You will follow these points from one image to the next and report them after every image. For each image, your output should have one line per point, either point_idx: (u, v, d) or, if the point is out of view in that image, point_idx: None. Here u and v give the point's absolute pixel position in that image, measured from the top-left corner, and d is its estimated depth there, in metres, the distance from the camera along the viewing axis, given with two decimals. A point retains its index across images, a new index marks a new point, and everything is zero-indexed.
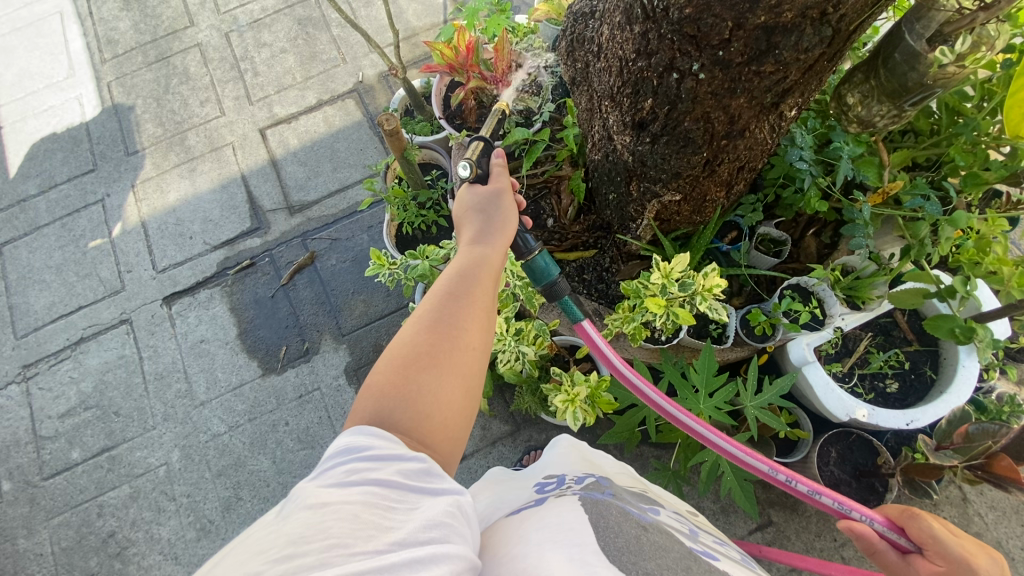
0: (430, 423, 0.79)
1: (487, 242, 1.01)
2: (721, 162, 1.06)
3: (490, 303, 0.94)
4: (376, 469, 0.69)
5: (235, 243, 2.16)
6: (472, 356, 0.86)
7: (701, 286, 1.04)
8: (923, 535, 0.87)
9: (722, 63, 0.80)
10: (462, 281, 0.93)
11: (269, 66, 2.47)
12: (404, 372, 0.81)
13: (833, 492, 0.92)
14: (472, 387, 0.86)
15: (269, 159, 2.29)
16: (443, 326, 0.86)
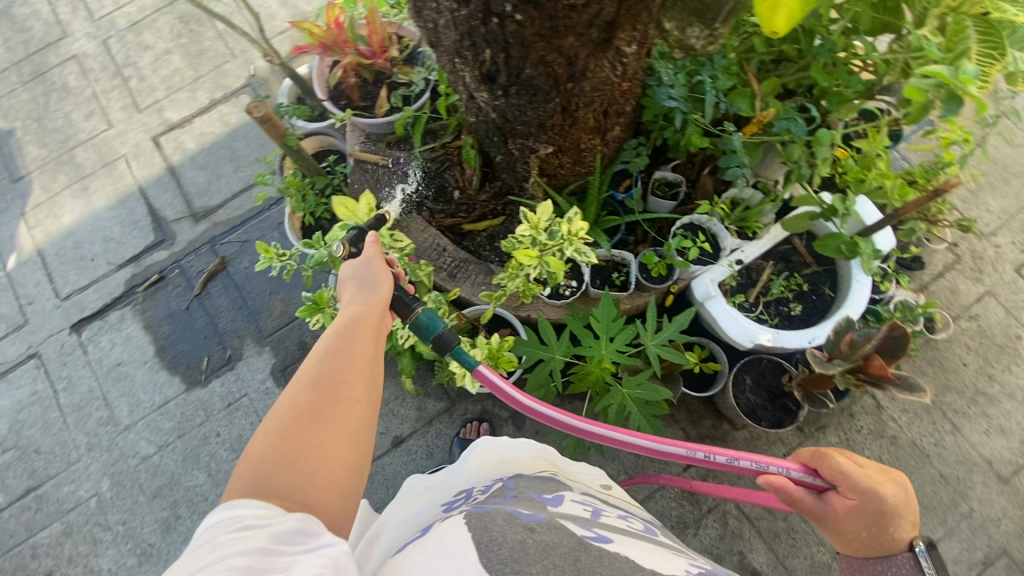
0: (313, 482, 0.73)
1: (368, 290, 0.93)
2: (579, 107, 1.06)
3: (376, 352, 0.88)
4: (244, 543, 0.64)
5: (141, 259, 2.06)
6: (359, 409, 0.80)
7: (567, 232, 1.05)
8: (833, 473, 0.82)
9: (531, 1, 0.79)
10: (340, 335, 0.86)
11: (156, 70, 2.32)
12: (283, 434, 0.75)
13: (747, 453, 0.84)
14: (363, 439, 0.80)
15: (166, 168, 2.17)
16: (325, 381, 0.80)
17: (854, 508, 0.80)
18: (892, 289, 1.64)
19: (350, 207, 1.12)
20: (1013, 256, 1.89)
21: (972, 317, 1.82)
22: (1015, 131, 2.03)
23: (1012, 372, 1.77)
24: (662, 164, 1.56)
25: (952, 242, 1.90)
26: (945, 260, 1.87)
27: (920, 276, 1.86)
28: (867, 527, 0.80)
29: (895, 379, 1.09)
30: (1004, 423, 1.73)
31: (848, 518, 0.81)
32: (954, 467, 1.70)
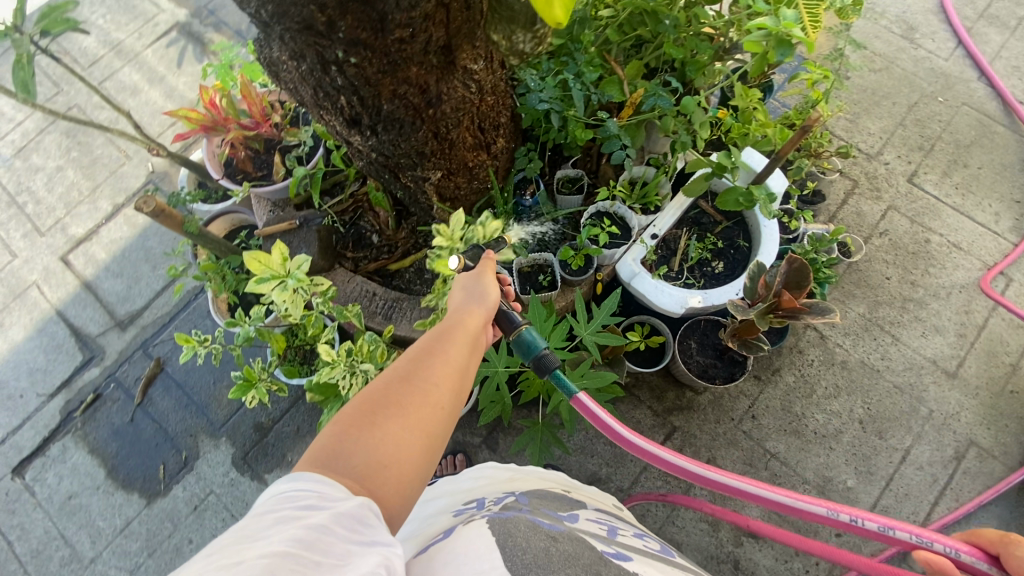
0: (385, 473, 0.70)
1: (477, 297, 0.94)
2: (449, 129, 1.10)
3: (471, 362, 0.86)
4: (305, 518, 0.60)
5: (73, 382, 1.94)
6: (441, 417, 0.78)
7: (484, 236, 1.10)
8: (1023, 570, 0.66)
9: (356, 44, 0.80)
10: (442, 334, 0.86)
11: (50, 189, 2.21)
12: (368, 414, 0.74)
13: (908, 524, 0.71)
14: (435, 448, 0.77)
15: (80, 284, 2.05)
16: (415, 375, 0.79)
17: None
18: (802, 224, 1.74)
19: (261, 259, 1.03)
20: (903, 169, 2.03)
21: (882, 233, 1.94)
22: (876, 57, 2.19)
23: (931, 273, 1.89)
24: (562, 163, 1.61)
25: (846, 169, 2.03)
26: (844, 187, 2.00)
27: (826, 207, 1.97)
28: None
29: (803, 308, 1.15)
30: (937, 322, 1.83)
31: None
32: (905, 375, 1.78)
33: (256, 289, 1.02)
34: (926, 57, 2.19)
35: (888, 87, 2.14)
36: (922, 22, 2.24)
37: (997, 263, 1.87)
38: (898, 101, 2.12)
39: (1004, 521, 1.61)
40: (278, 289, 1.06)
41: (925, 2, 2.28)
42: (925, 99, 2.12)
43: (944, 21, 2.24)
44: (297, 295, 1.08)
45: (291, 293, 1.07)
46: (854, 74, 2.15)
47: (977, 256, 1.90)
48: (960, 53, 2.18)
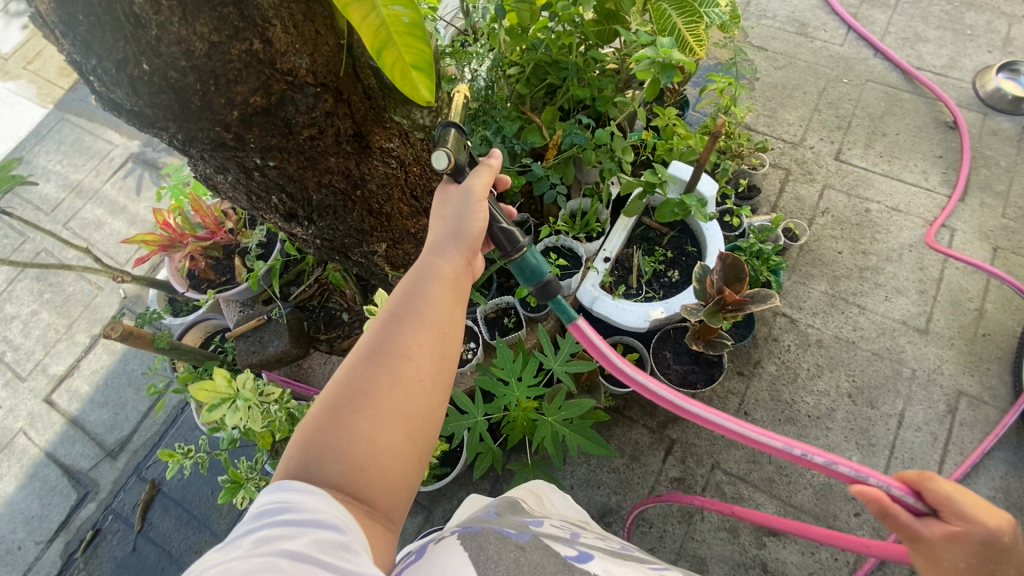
0: (365, 469, 0.70)
1: (446, 249, 0.88)
2: (382, 204, 1.17)
3: (447, 324, 0.83)
4: (287, 540, 0.61)
5: (70, 522, 1.91)
6: (420, 393, 0.77)
7: None
8: (938, 496, 0.82)
9: (271, 150, 0.88)
10: (415, 304, 0.82)
11: (28, 334, 2.25)
12: (337, 409, 0.73)
13: (849, 460, 0.84)
14: (422, 427, 0.76)
15: (67, 421, 2.06)
16: (382, 356, 0.77)
17: (960, 533, 0.78)
18: (744, 219, 1.82)
19: (206, 388, 1.10)
20: (828, 149, 2.14)
21: (824, 212, 2.02)
22: (778, 56, 2.36)
23: (879, 239, 1.95)
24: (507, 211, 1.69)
25: (776, 160, 2.13)
26: (778, 177, 2.10)
27: (766, 198, 2.06)
28: (965, 557, 0.78)
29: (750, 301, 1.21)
30: (897, 284, 1.88)
31: (947, 543, 0.79)
32: (881, 341, 1.80)
33: (210, 418, 1.08)
34: (822, 46, 2.36)
35: (796, 80, 2.30)
36: (811, 18, 2.43)
37: (937, 217, 1.95)
38: (808, 90, 2.27)
39: (1011, 464, 1.61)
40: (230, 412, 1.12)
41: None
42: (832, 83, 2.27)
43: (830, 12, 2.43)
44: (251, 411, 1.14)
45: (244, 411, 1.13)
46: (762, 75, 2.30)
47: (917, 215, 1.98)
48: (852, 37, 2.36)
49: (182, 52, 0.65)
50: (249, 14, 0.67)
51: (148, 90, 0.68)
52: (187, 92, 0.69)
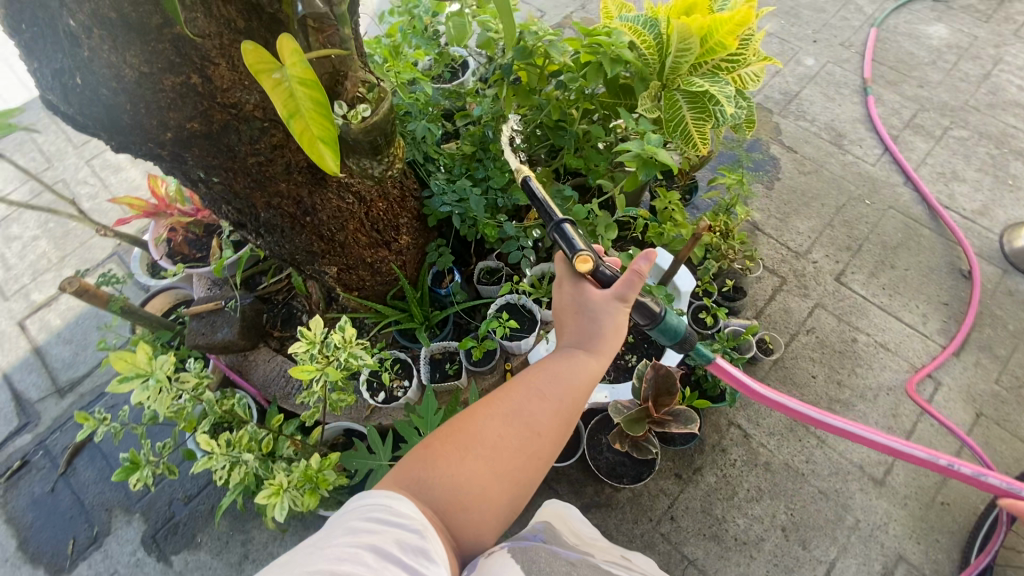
0: (466, 510, 0.79)
1: (591, 346, 0.92)
2: (333, 231, 1.18)
3: (570, 418, 0.90)
4: (373, 537, 0.68)
5: (3, 447, 1.95)
6: (530, 469, 0.85)
7: (341, 341, 1.19)
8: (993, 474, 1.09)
9: (215, 169, 0.90)
10: (553, 384, 0.89)
11: (22, 257, 2.33)
12: (461, 447, 0.83)
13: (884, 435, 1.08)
14: (517, 493, 0.85)
15: (31, 349, 2.12)
16: (511, 422, 0.85)
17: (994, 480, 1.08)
18: (720, 319, 1.78)
19: (123, 360, 1.12)
20: (830, 268, 2.08)
21: (809, 331, 1.96)
22: (806, 161, 2.31)
23: (858, 373, 1.88)
24: (487, 256, 1.66)
25: (774, 267, 2.08)
26: (771, 284, 2.05)
27: (753, 302, 2.01)
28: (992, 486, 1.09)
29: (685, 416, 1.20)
30: (864, 425, 1.80)
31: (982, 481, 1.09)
32: (831, 480, 1.72)
33: (117, 388, 1.10)
34: (853, 161, 2.30)
35: (817, 188, 2.24)
36: (850, 130, 2.38)
37: (925, 365, 1.86)
38: (826, 202, 2.21)
39: None
40: (139, 387, 1.13)
41: (853, 111, 2.43)
42: (852, 201, 2.21)
43: (871, 129, 2.38)
44: (160, 393, 1.15)
45: (153, 391, 1.14)
46: (783, 176, 2.26)
47: (904, 358, 1.90)
48: (886, 159, 2.30)
49: (113, 76, 0.67)
50: (186, 51, 0.70)
51: (77, 101, 0.69)
52: (117, 110, 0.71)
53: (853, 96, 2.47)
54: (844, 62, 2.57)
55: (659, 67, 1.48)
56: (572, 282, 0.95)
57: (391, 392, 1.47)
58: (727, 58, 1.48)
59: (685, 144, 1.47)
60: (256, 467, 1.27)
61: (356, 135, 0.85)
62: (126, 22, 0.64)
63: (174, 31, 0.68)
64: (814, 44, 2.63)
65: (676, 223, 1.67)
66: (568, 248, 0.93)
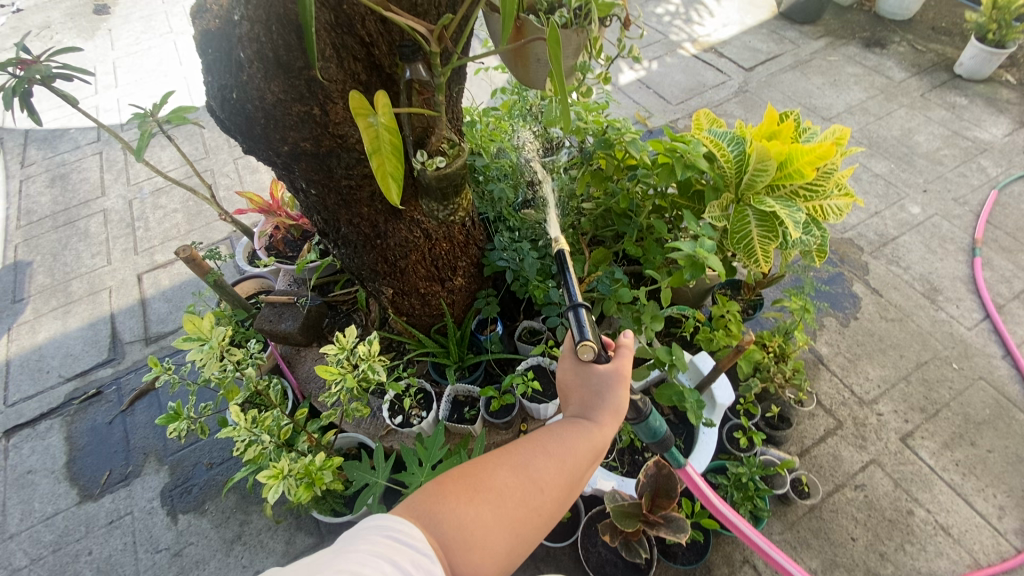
0: (469, 553, 0.71)
1: (595, 416, 0.90)
2: (398, 258, 1.35)
3: (572, 481, 0.84)
4: (391, 550, 0.65)
5: (88, 374, 2.25)
6: (532, 524, 0.78)
7: (368, 354, 1.31)
8: None
9: (315, 184, 1.09)
10: (565, 444, 0.85)
11: (160, 223, 2.76)
12: (470, 487, 0.76)
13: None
14: (517, 550, 0.77)
15: (139, 299, 2.47)
16: (519, 472, 0.79)
17: None
18: (756, 444, 1.68)
19: (193, 323, 1.32)
20: (897, 425, 1.90)
21: (858, 486, 1.78)
22: (891, 307, 2.19)
23: (906, 551, 1.66)
24: (532, 317, 1.74)
25: (831, 407, 1.94)
26: (824, 424, 1.91)
27: (799, 438, 1.88)
28: None
29: (679, 517, 1.17)
30: None
31: None
32: None
33: (179, 344, 1.28)
34: (945, 320, 2.14)
35: (897, 337, 2.10)
36: (948, 287, 2.23)
37: (988, 567, 1.62)
38: (905, 354, 2.06)
39: None
40: (196, 350, 1.32)
41: (956, 269, 2.28)
42: (937, 361, 2.04)
43: (973, 292, 2.21)
44: (212, 357, 1.33)
45: (205, 356, 1.32)
46: (861, 317, 2.16)
47: (967, 550, 1.66)
48: (986, 326, 2.12)
49: (256, 96, 0.86)
50: (315, 89, 0.89)
51: (228, 110, 0.89)
52: (254, 120, 0.90)
53: (958, 253, 2.33)
54: (954, 217, 2.45)
55: (736, 180, 1.53)
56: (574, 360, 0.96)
57: (408, 419, 1.54)
58: (806, 187, 1.52)
59: (747, 257, 1.49)
60: (269, 449, 1.37)
61: (430, 180, 0.99)
62: (278, 61, 0.83)
63: (310, 74, 0.86)
64: (924, 193, 2.55)
65: (729, 333, 1.64)
66: (578, 332, 0.89)
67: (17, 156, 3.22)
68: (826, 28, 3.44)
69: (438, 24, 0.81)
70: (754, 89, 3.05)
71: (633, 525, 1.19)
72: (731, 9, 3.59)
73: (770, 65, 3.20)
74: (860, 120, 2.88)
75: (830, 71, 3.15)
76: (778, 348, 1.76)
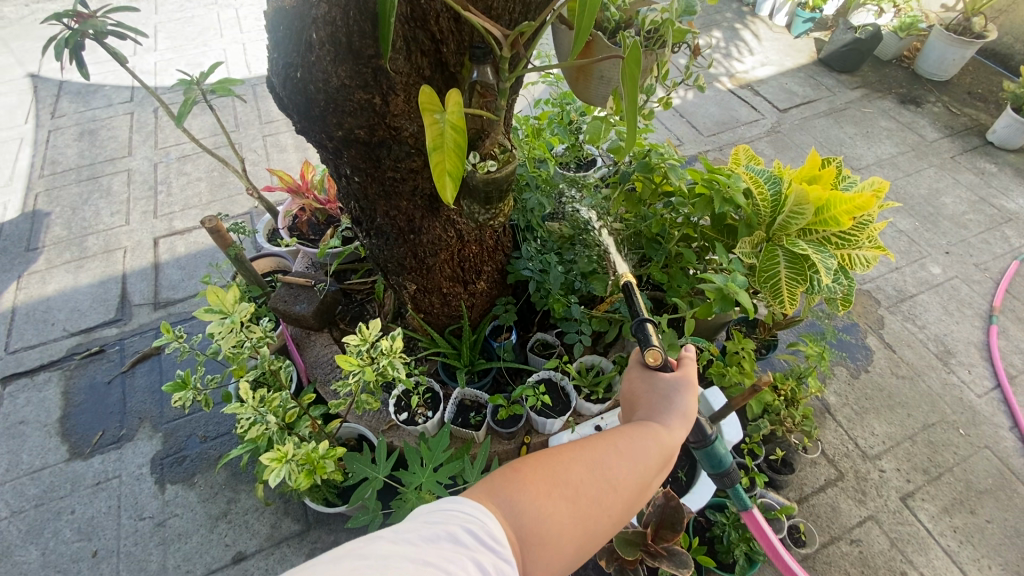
0: (542, 546, 0.71)
1: (665, 421, 0.89)
2: (427, 255, 1.35)
3: (644, 484, 0.83)
4: (472, 551, 0.65)
5: (92, 331, 2.24)
6: (602, 524, 0.78)
7: (388, 348, 1.31)
8: None
9: (359, 170, 1.09)
10: (638, 446, 0.83)
11: (183, 190, 2.76)
12: (546, 480, 0.75)
13: None
14: (586, 547, 0.77)
15: (153, 263, 2.46)
16: (592, 469, 0.78)
17: None
18: (757, 486, 1.66)
19: (216, 294, 1.31)
20: (898, 484, 1.88)
21: (853, 541, 1.76)
22: (903, 364, 2.18)
23: None
24: (547, 330, 1.73)
25: (834, 458, 1.93)
26: (825, 475, 1.89)
27: (798, 485, 1.86)
28: None
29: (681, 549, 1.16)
30: None
31: None
32: None
33: (200, 314, 1.27)
34: (955, 384, 2.13)
35: (906, 396, 2.09)
36: (962, 351, 2.22)
37: None
38: (913, 413, 2.04)
39: None
40: (216, 322, 1.31)
41: (971, 334, 2.28)
42: (944, 424, 2.02)
43: (987, 359, 2.20)
44: (231, 331, 1.32)
45: (224, 329, 1.31)
46: (871, 370, 2.15)
47: None
48: (996, 395, 2.10)
49: (322, 78, 0.87)
50: (380, 79, 0.89)
51: (290, 88, 0.91)
52: (314, 102, 0.91)
53: (974, 318, 2.33)
54: (974, 282, 2.45)
55: (769, 220, 1.53)
56: (643, 366, 0.97)
57: (413, 417, 1.52)
58: (839, 235, 1.53)
59: (772, 297, 1.48)
60: (272, 431, 1.35)
61: (477, 182, 0.98)
62: (350, 47, 0.84)
63: (378, 63, 0.87)
64: (946, 255, 2.55)
65: (741, 370, 1.63)
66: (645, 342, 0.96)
67: (49, 107, 3.24)
68: (863, 80, 3.46)
69: (514, 30, 0.82)
70: (786, 131, 3.07)
71: (632, 553, 1.18)
72: (771, 49, 3.62)
73: (804, 109, 3.21)
74: (889, 174, 2.89)
75: (863, 123, 3.16)
76: (789, 392, 1.75)
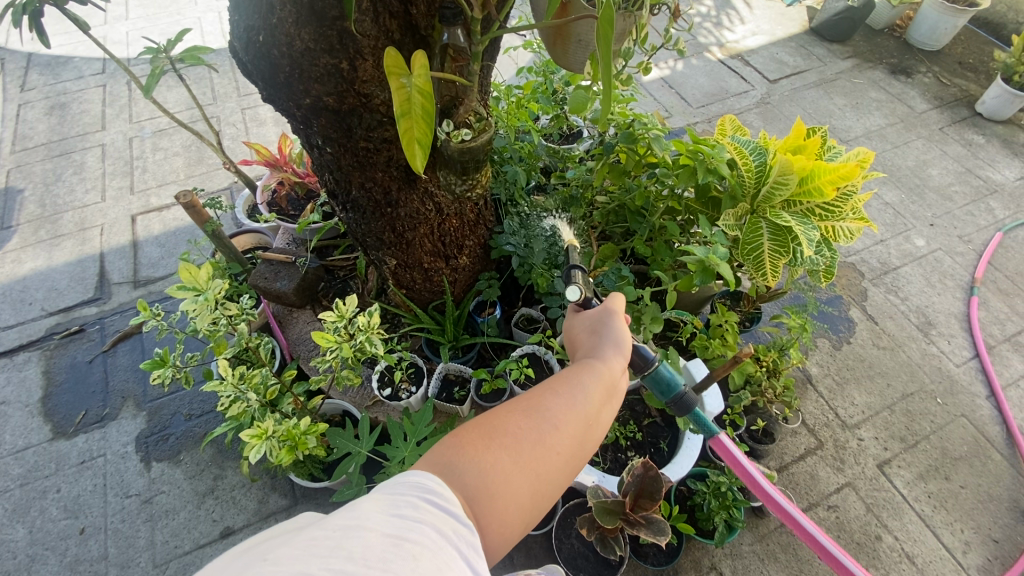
0: (493, 500, 0.70)
1: (601, 353, 0.91)
2: (404, 228, 1.33)
3: (589, 417, 0.84)
4: (433, 516, 0.62)
5: (71, 311, 2.20)
6: (553, 464, 0.78)
7: (366, 325, 1.29)
8: None
9: (330, 139, 1.05)
10: (574, 381, 0.85)
11: (159, 165, 2.68)
12: (487, 436, 0.75)
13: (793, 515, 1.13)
14: (541, 492, 0.77)
15: (131, 240, 2.41)
16: (534, 415, 0.79)
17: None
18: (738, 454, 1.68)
19: (190, 271, 1.28)
20: (875, 452, 1.92)
21: (830, 506, 1.80)
22: (884, 335, 2.20)
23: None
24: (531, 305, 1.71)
25: (814, 427, 1.96)
26: (805, 444, 1.92)
27: (780, 454, 1.90)
28: None
29: (659, 516, 1.20)
30: None
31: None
32: None
33: (174, 293, 1.25)
34: (935, 354, 2.16)
35: (886, 366, 2.12)
36: (942, 322, 2.25)
37: None
38: (892, 383, 2.08)
39: None
40: (191, 299, 1.29)
41: (952, 305, 2.30)
42: (922, 394, 2.06)
43: (966, 330, 2.23)
44: (206, 309, 1.29)
45: (199, 306, 1.28)
46: (853, 342, 2.17)
47: None
48: (974, 364, 2.14)
49: (284, 41, 0.83)
50: (346, 43, 0.86)
51: (252, 52, 0.87)
52: (277, 67, 0.87)
53: (956, 289, 2.35)
54: (957, 254, 2.46)
55: (753, 192, 1.52)
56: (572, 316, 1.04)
57: (395, 393, 1.53)
58: (823, 207, 1.52)
59: (754, 269, 1.47)
60: (254, 408, 1.34)
61: (452, 151, 0.97)
62: (312, 7, 0.81)
63: (343, 25, 0.83)
64: (930, 227, 2.56)
65: (724, 342, 1.63)
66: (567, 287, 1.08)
67: (17, 80, 3.11)
68: (854, 49, 3.41)
69: None
70: (776, 102, 3.03)
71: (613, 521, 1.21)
72: (763, 18, 3.54)
73: (794, 80, 3.17)
74: (877, 146, 2.87)
75: (853, 94, 3.13)
76: (771, 363, 1.76)
